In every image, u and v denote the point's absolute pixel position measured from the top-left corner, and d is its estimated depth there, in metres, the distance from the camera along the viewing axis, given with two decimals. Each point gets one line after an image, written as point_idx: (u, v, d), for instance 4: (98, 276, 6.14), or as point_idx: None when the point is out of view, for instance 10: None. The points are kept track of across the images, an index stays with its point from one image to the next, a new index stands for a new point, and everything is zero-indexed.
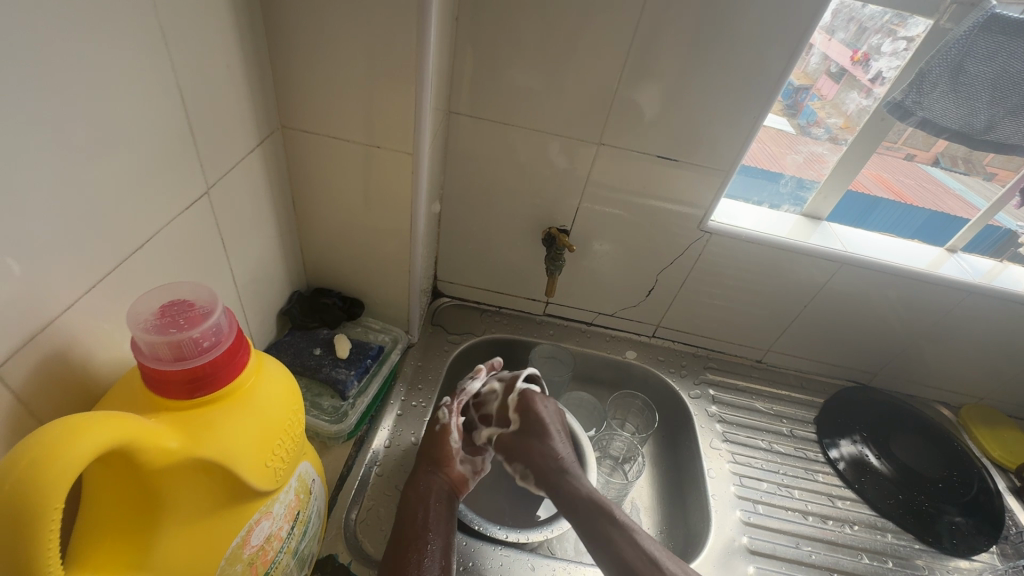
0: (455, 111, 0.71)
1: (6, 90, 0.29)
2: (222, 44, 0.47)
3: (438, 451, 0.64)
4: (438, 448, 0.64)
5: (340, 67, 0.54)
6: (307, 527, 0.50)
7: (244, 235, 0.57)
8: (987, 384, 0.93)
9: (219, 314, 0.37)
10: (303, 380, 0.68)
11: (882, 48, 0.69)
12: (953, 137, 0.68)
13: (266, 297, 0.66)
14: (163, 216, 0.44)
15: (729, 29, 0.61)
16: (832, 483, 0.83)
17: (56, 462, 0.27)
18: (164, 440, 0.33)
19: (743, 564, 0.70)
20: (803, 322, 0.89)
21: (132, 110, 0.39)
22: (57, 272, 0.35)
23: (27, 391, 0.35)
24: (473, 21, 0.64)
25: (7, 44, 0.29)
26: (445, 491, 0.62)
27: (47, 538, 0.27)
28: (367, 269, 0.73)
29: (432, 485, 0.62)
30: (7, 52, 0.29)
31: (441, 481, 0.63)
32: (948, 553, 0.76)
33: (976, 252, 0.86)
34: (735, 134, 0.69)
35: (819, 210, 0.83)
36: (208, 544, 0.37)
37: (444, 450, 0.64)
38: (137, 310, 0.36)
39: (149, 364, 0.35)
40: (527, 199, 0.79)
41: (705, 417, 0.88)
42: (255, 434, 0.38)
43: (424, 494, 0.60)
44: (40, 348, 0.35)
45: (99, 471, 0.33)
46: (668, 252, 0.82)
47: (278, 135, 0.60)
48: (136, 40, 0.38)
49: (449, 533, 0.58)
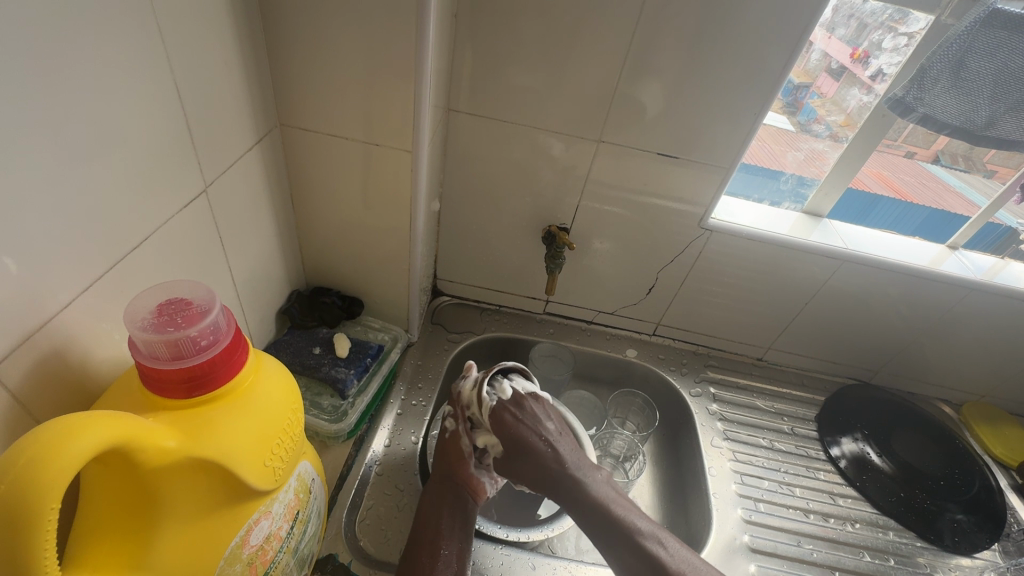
0: (453, 109, 0.71)
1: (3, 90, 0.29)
2: (220, 42, 0.47)
3: (449, 454, 0.63)
4: (450, 454, 0.63)
5: (339, 65, 0.54)
6: (307, 526, 0.50)
7: (243, 234, 0.57)
8: (988, 381, 0.93)
9: (216, 313, 0.37)
10: (302, 379, 0.68)
11: (883, 45, 0.68)
12: (955, 133, 0.68)
13: (264, 296, 0.66)
14: (161, 216, 0.44)
15: (729, 27, 0.61)
16: (833, 481, 0.82)
17: (55, 460, 0.27)
18: (162, 439, 0.33)
19: (745, 562, 0.70)
20: (804, 320, 0.89)
21: (130, 109, 0.39)
22: (53, 271, 0.35)
23: (24, 391, 0.34)
24: (472, 19, 0.63)
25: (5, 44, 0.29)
26: (461, 491, 0.61)
27: (43, 538, 0.27)
28: (367, 268, 0.73)
29: (448, 488, 0.61)
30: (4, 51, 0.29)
31: (457, 482, 0.62)
32: (950, 551, 0.76)
33: (977, 249, 0.85)
34: (736, 131, 0.69)
35: (820, 206, 0.83)
36: (207, 545, 0.37)
37: (456, 452, 0.63)
38: (134, 308, 0.36)
39: (146, 364, 0.34)
40: (527, 198, 0.79)
41: (706, 415, 0.87)
42: (255, 433, 0.38)
43: (438, 497, 0.61)
44: (38, 347, 0.35)
45: (97, 470, 0.32)
46: (668, 251, 0.82)
47: (276, 134, 0.60)
48: (133, 39, 0.37)
49: (464, 536, 0.58)
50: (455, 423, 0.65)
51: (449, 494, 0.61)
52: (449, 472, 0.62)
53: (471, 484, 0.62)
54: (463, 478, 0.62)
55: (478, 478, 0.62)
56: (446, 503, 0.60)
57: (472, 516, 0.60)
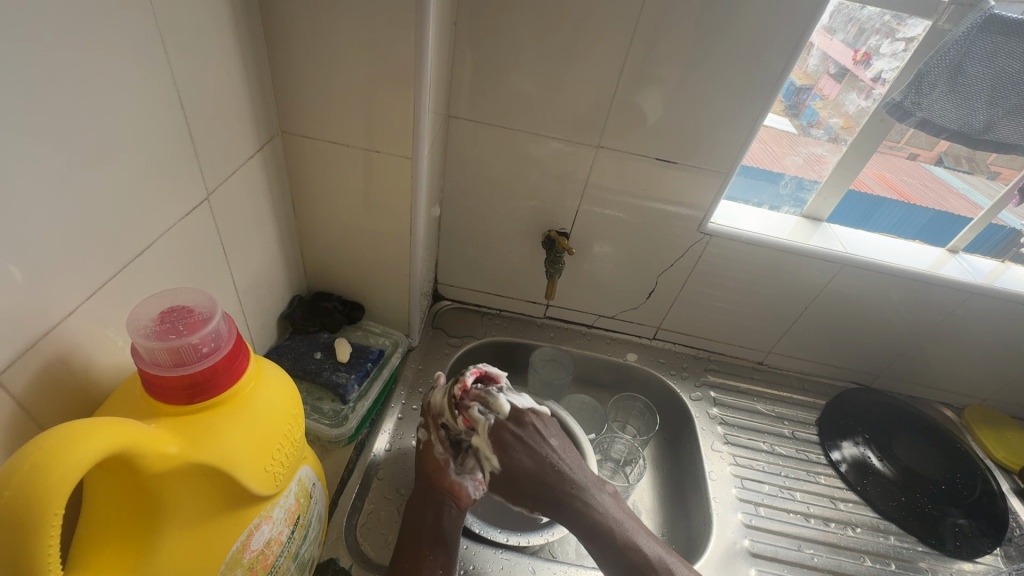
0: (454, 115, 0.72)
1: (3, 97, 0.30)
2: (222, 50, 0.48)
3: (429, 464, 0.62)
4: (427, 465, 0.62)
5: (340, 72, 0.55)
6: (308, 531, 0.50)
7: (245, 240, 0.58)
8: (990, 385, 0.93)
9: (218, 320, 0.38)
10: (303, 384, 0.68)
11: (881, 49, 0.69)
12: (953, 138, 0.68)
13: (266, 301, 0.66)
14: (163, 223, 0.44)
15: (727, 31, 0.61)
16: (834, 485, 0.82)
17: (61, 465, 0.27)
18: (164, 445, 0.34)
19: (745, 567, 0.70)
20: (805, 324, 0.89)
21: (132, 117, 0.39)
22: (57, 278, 0.35)
23: (28, 397, 0.35)
24: (472, 25, 0.64)
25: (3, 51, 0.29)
26: (438, 501, 0.60)
27: (47, 543, 0.27)
28: (368, 274, 0.74)
29: (425, 497, 0.60)
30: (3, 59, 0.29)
31: (434, 492, 0.60)
32: (952, 556, 0.75)
33: (977, 252, 0.85)
34: (735, 135, 0.69)
35: (820, 210, 0.83)
36: (207, 550, 0.38)
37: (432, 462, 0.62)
38: (137, 317, 0.37)
39: (149, 370, 0.35)
40: (527, 202, 0.79)
41: (707, 419, 0.88)
42: (255, 438, 0.39)
43: (417, 507, 0.60)
44: (42, 354, 0.35)
45: (102, 475, 0.33)
46: (668, 254, 0.82)
47: (278, 140, 0.60)
48: (135, 47, 0.38)
49: (451, 545, 0.58)
50: (429, 433, 0.63)
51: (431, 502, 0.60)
52: (429, 481, 0.61)
53: (452, 490, 0.61)
54: (439, 487, 0.61)
55: (460, 483, 0.61)
56: (424, 512, 0.59)
57: (452, 524, 0.59)
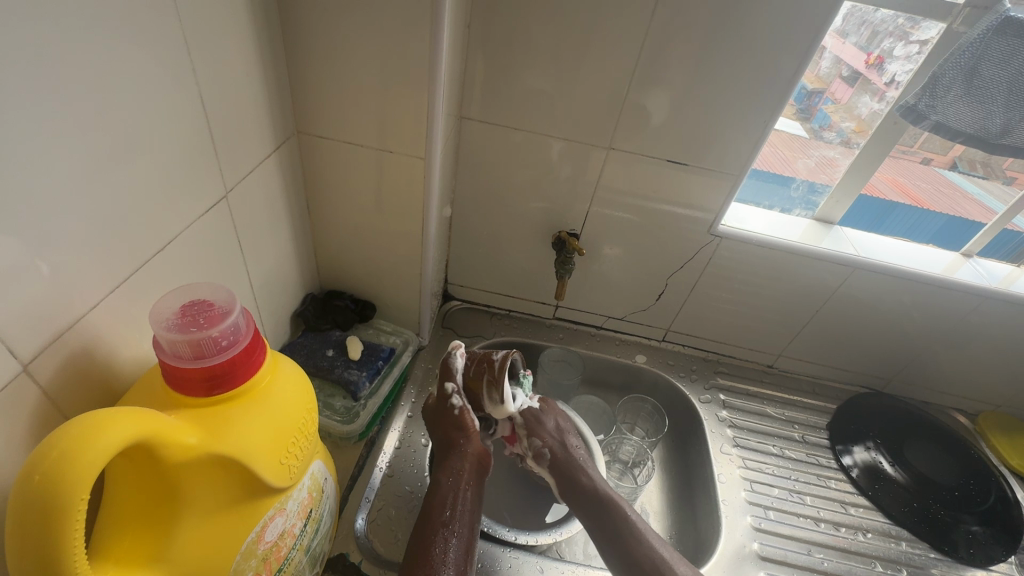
0: (466, 116, 0.72)
1: (23, 87, 0.30)
2: (241, 50, 0.49)
3: (450, 420, 0.65)
4: (451, 425, 0.65)
5: (355, 74, 0.56)
6: (320, 524, 0.51)
7: (259, 238, 0.58)
8: (1005, 392, 0.92)
9: (236, 314, 0.38)
10: (315, 380, 0.69)
11: (895, 52, 0.69)
12: (969, 141, 0.68)
13: (280, 298, 0.67)
14: (183, 220, 0.45)
15: (739, 33, 0.61)
16: (845, 490, 0.82)
17: (83, 456, 0.28)
18: (184, 436, 0.34)
19: (754, 570, 0.70)
20: (815, 328, 0.89)
21: (154, 116, 0.40)
22: (82, 272, 0.36)
23: (54, 387, 0.36)
24: (486, 25, 0.64)
25: (24, 42, 0.29)
26: (474, 467, 0.63)
27: (73, 528, 0.28)
28: (379, 272, 0.75)
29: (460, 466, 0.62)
30: (23, 48, 0.30)
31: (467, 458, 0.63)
32: (965, 563, 0.74)
33: (991, 256, 0.85)
34: (746, 138, 0.69)
35: (832, 213, 0.83)
36: (221, 539, 0.38)
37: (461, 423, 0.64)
38: (159, 309, 0.37)
39: (170, 362, 0.36)
40: (539, 203, 0.80)
41: (715, 422, 0.87)
42: (272, 431, 0.40)
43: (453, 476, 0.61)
44: (67, 346, 0.36)
45: (123, 464, 0.34)
46: (679, 256, 0.82)
47: (293, 140, 0.61)
48: (158, 47, 0.39)
49: (472, 522, 0.58)
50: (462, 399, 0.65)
51: (469, 473, 0.62)
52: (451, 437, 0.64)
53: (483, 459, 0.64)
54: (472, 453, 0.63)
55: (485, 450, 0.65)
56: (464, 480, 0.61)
57: (480, 501, 0.61)
